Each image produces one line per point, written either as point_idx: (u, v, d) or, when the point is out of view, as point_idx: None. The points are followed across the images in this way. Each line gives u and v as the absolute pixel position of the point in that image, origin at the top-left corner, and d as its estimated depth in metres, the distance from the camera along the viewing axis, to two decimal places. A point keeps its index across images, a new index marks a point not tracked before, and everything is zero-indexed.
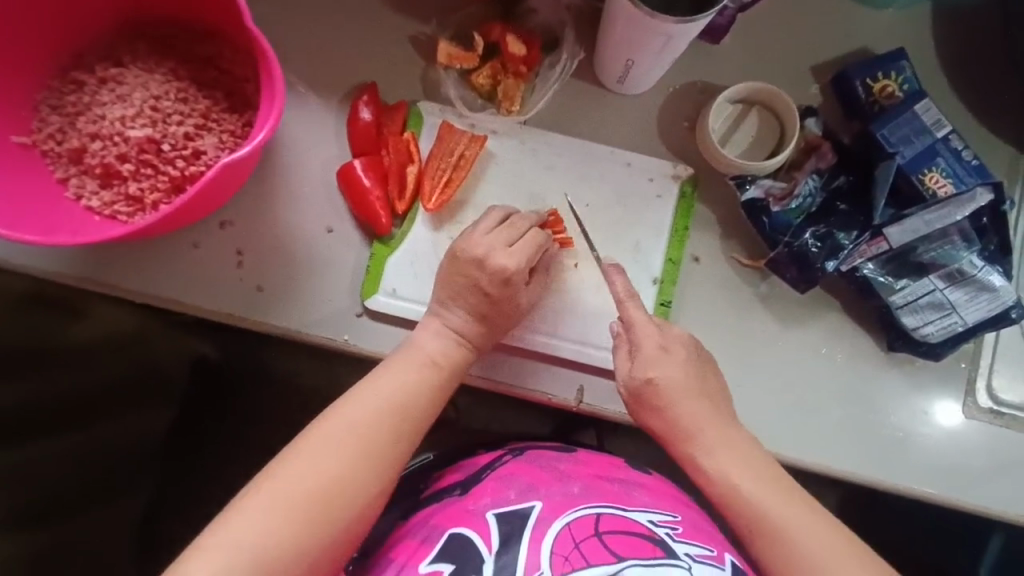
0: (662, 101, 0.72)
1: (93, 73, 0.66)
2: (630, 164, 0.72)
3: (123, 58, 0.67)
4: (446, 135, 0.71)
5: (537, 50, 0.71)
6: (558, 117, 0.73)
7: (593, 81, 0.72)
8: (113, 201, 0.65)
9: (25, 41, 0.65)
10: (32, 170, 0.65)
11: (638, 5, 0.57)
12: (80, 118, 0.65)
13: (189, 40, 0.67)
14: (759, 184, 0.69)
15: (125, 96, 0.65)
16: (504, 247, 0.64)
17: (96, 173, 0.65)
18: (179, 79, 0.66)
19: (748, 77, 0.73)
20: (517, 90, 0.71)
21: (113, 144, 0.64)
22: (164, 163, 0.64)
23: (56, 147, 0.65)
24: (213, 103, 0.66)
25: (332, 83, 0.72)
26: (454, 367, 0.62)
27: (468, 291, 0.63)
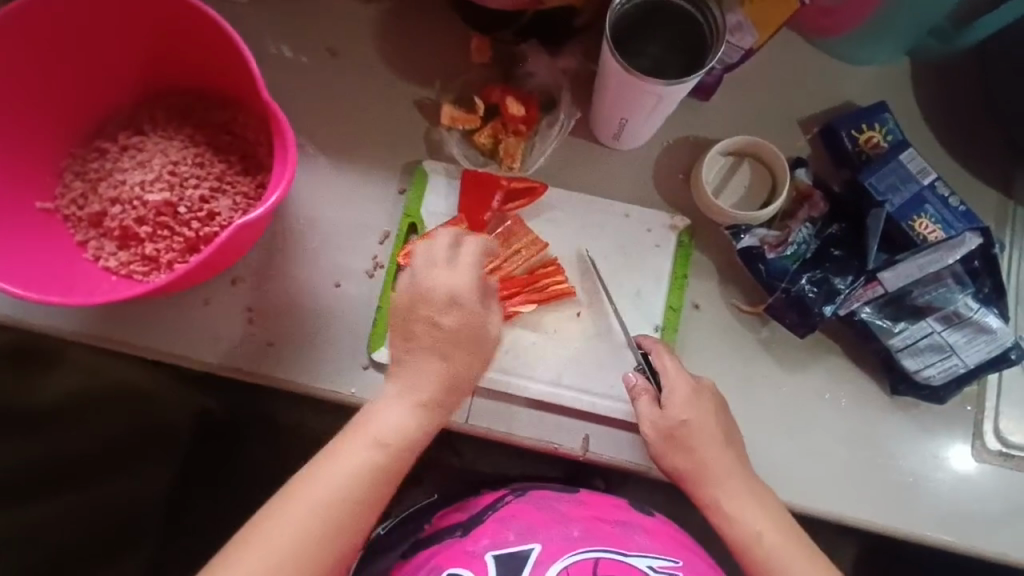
0: (656, 155, 0.75)
1: (116, 140, 0.70)
2: (629, 215, 0.74)
3: (144, 127, 0.71)
4: (521, 184, 0.73)
5: (536, 110, 0.74)
6: (558, 170, 0.75)
7: (590, 137, 0.75)
8: (129, 261, 0.67)
9: (52, 114, 0.68)
10: (50, 234, 0.67)
11: (628, 69, 0.59)
12: (102, 183, 0.68)
13: (205, 108, 0.71)
14: (755, 232, 0.70)
15: (147, 161, 0.69)
16: (448, 270, 0.60)
17: (115, 236, 0.67)
18: (198, 146, 0.70)
19: (739, 130, 0.76)
20: (518, 147, 0.74)
21: (136, 206, 0.67)
22: (181, 224, 0.67)
23: (77, 212, 0.68)
24: (230, 167, 0.70)
25: (341, 145, 0.76)
26: (407, 445, 0.58)
27: (423, 332, 0.59)
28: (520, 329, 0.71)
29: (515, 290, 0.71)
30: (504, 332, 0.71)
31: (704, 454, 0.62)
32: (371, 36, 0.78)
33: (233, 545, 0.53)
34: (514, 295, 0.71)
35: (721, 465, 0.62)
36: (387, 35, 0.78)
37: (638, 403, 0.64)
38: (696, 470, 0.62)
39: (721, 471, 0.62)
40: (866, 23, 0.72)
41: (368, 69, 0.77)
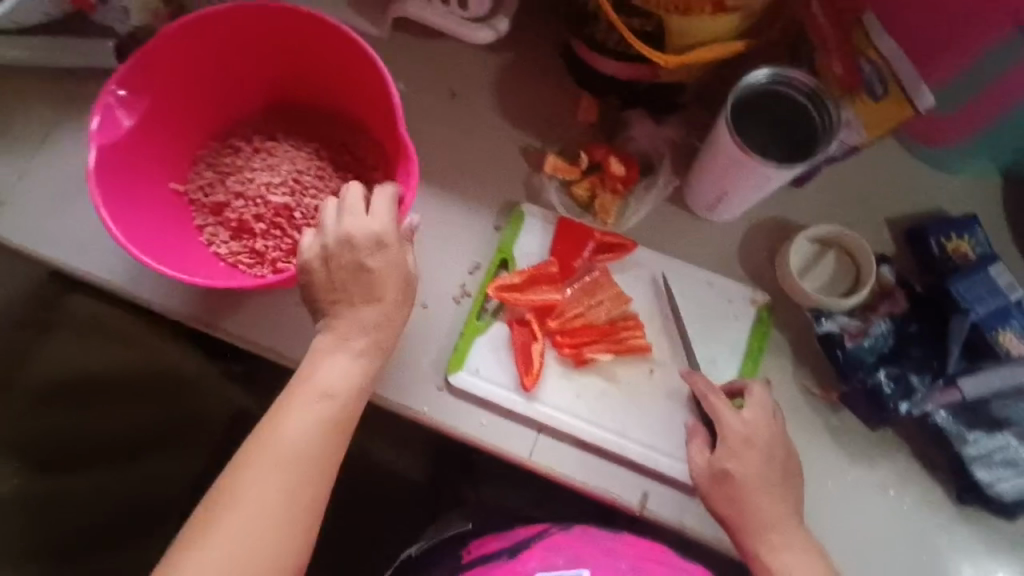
0: (744, 230, 0.78)
1: (252, 141, 0.77)
2: (712, 283, 0.76)
3: (277, 133, 0.77)
4: (613, 239, 0.76)
5: (635, 172, 0.78)
6: (648, 231, 0.78)
7: (682, 205, 0.79)
8: (238, 251, 0.72)
9: (202, 108, 0.75)
10: (174, 213, 0.73)
11: (743, 148, 0.63)
12: (231, 177, 0.74)
13: (336, 129, 0.78)
14: (836, 319, 0.73)
15: (276, 166, 0.75)
16: (372, 211, 0.62)
17: (231, 226, 0.73)
18: (322, 161, 0.76)
19: (827, 221, 0.78)
20: (613, 204, 0.78)
21: (259, 203, 0.73)
22: (295, 228, 0.72)
23: (202, 198, 0.74)
24: (347, 186, 0.75)
25: (448, 177, 0.81)
26: (351, 391, 0.60)
27: (349, 276, 0.61)
28: (594, 376, 0.73)
29: (594, 338, 0.73)
30: (577, 376, 0.73)
31: (746, 498, 0.65)
32: (488, 86, 0.84)
33: (202, 517, 0.55)
34: (591, 342, 0.73)
35: (767, 510, 0.65)
36: (502, 87, 0.84)
37: (692, 445, 0.69)
38: (739, 515, 0.65)
39: (762, 514, 0.65)
40: (963, 142, 0.74)
41: (482, 113, 0.83)
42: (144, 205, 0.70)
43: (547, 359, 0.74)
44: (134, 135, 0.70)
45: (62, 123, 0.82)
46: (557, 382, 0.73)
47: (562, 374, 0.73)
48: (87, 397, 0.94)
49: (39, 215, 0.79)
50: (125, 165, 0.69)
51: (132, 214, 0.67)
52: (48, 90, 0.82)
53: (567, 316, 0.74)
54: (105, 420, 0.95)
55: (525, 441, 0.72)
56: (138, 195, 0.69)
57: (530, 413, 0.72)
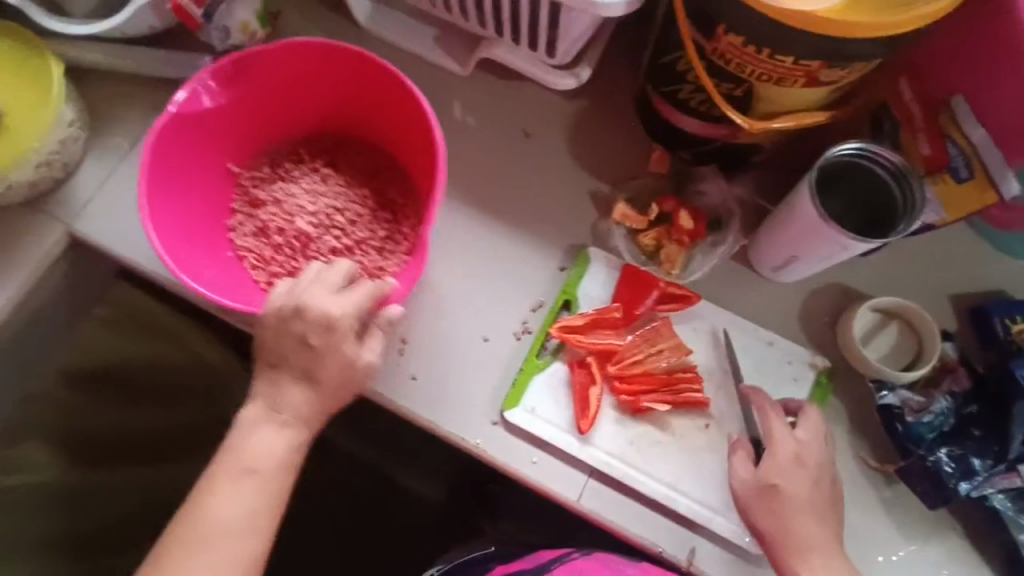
0: (807, 293, 0.79)
1: (311, 163, 0.82)
2: (771, 342, 0.77)
3: (339, 166, 0.82)
4: (677, 290, 0.77)
5: (703, 227, 0.79)
6: (712, 286, 0.79)
7: (747, 264, 0.80)
8: (251, 248, 0.78)
9: (293, 112, 0.81)
10: (214, 198, 0.79)
11: (824, 217, 0.64)
12: (278, 184, 0.81)
13: (390, 180, 0.82)
14: (898, 392, 0.73)
15: (321, 195, 0.81)
16: (327, 295, 0.66)
17: (257, 225, 0.79)
18: (365, 207, 0.80)
19: (888, 292, 0.79)
20: (679, 256, 0.79)
21: (294, 224, 0.79)
22: (305, 257, 0.78)
23: (248, 190, 0.80)
24: (385, 236, 0.79)
25: (518, 215, 0.82)
26: (281, 465, 0.65)
27: (295, 352, 0.65)
28: (649, 425, 0.74)
29: (652, 386, 0.73)
30: (633, 424, 0.74)
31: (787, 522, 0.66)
32: (561, 132, 0.86)
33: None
34: (648, 391, 0.73)
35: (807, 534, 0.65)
36: (575, 134, 0.86)
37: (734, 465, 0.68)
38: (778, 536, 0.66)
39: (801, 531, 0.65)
40: None
41: (555, 156, 0.85)
42: (186, 184, 0.75)
43: (604, 404, 0.74)
44: (212, 117, 0.75)
45: None
46: (611, 427, 0.73)
47: (617, 420, 0.74)
48: (129, 394, 1.01)
49: (124, 213, 0.82)
50: (188, 143, 0.74)
51: (172, 193, 0.73)
52: (145, 98, 0.86)
53: (627, 362, 0.74)
54: (141, 416, 1.02)
55: (574, 482, 0.72)
56: (185, 175, 0.75)
57: (581, 456, 0.72)
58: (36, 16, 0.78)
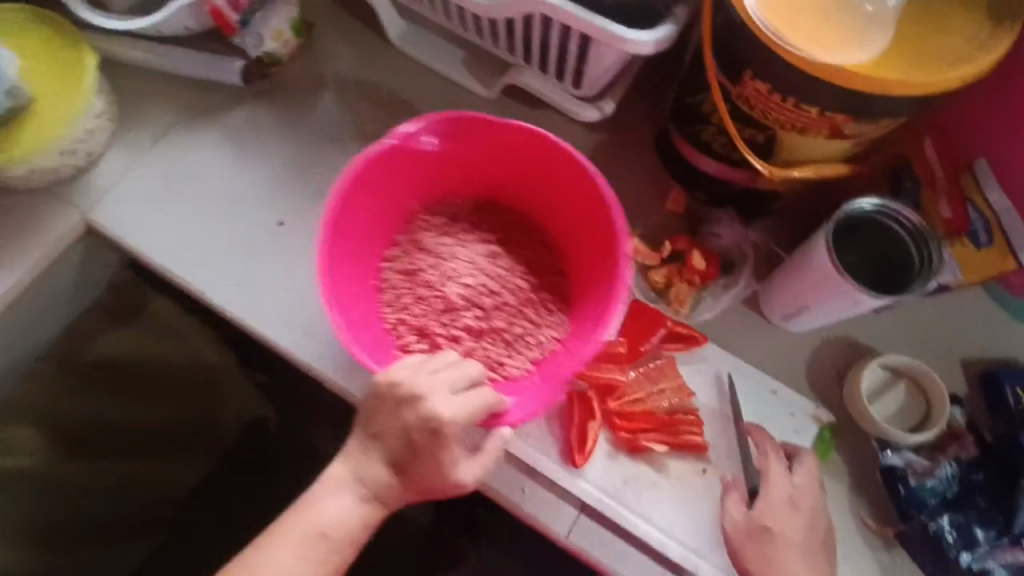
0: (815, 345, 0.78)
1: (484, 234, 0.82)
2: (776, 392, 0.75)
3: (564, 273, 0.81)
4: (684, 330, 0.76)
5: (715, 268, 0.79)
6: (719, 330, 0.79)
7: (756, 310, 0.79)
8: (392, 282, 0.79)
9: (523, 191, 0.82)
10: (377, 233, 0.79)
11: (838, 269, 0.64)
12: (464, 247, 0.81)
13: (557, 273, 0.81)
14: (902, 453, 0.72)
15: (484, 270, 0.80)
16: (448, 393, 0.65)
17: (410, 263, 0.80)
18: (531, 297, 0.79)
19: (902, 350, 0.78)
20: (688, 295, 0.78)
21: (444, 290, 0.79)
22: (442, 322, 0.77)
23: (420, 233, 0.81)
24: (526, 332, 0.77)
25: (528, 239, 0.82)
26: (348, 540, 0.64)
27: (397, 436, 0.65)
28: (645, 465, 0.72)
29: (652, 425, 0.72)
30: (628, 462, 0.72)
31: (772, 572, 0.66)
32: None
33: None
34: (647, 431, 0.72)
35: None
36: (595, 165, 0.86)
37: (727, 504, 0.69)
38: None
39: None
40: None
41: None
42: (363, 223, 0.76)
43: (600, 440, 0.73)
44: (422, 159, 0.77)
45: (180, 126, 0.87)
46: (605, 464, 0.72)
47: (612, 457, 0.72)
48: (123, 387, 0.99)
49: (144, 208, 0.83)
50: (381, 184, 0.76)
51: (352, 223, 0.74)
52: (174, 94, 0.88)
53: (627, 399, 0.73)
54: (135, 412, 1.00)
55: (564, 518, 0.70)
56: (365, 216, 0.76)
57: (573, 490, 0.70)
58: (75, 8, 0.80)
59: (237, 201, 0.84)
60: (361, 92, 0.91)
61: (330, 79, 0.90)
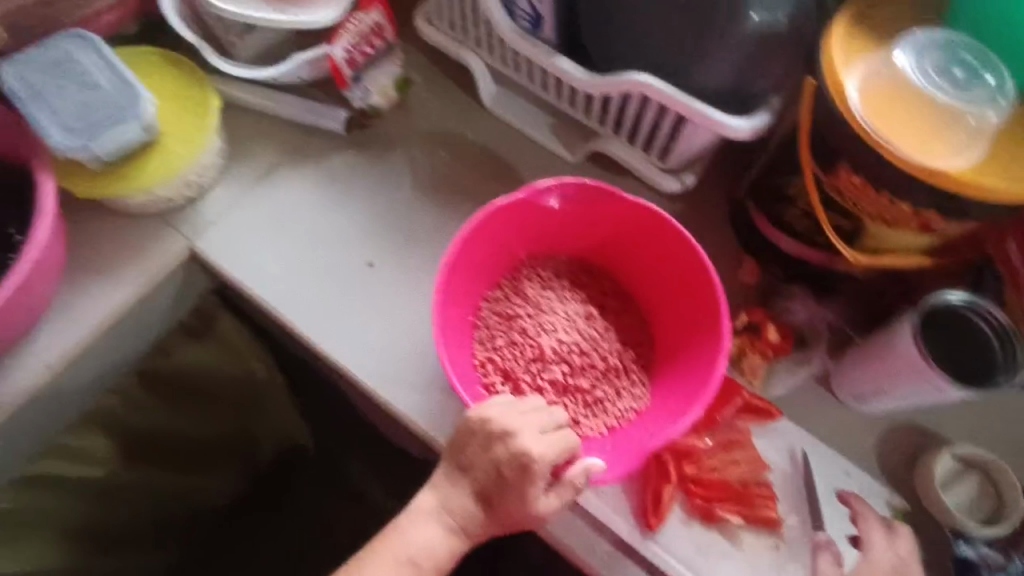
0: (886, 429, 0.80)
1: (581, 292, 0.87)
2: (850, 474, 0.77)
3: (643, 345, 0.85)
4: (760, 402, 0.78)
5: (789, 344, 0.81)
6: (791, 405, 0.81)
7: (828, 389, 0.81)
8: (490, 323, 0.84)
9: (622, 255, 0.86)
10: (486, 274, 0.85)
11: (926, 359, 0.67)
12: (562, 300, 0.86)
13: (639, 341, 0.85)
14: (976, 547, 0.72)
15: (578, 328, 0.84)
16: (537, 432, 0.69)
17: (511, 309, 0.85)
18: (617, 363, 0.83)
19: (971, 441, 0.79)
20: (759, 367, 0.81)
21: (539, 341, 0.83)
22: (529, 370, 0.81)
23: (524, 282, 0.86)
24: (605, 398, 0.81)
25: (610, 300, 0.87)
26: (434, 563, 0.68)
27: (489, 469, 0.68)
28: (719, 536, 0.73)
29: (725, 496, 0.73)
30: (700, 530, 0.73)
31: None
32: None
33: None
34: (721, 500, 0.74)
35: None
36: None
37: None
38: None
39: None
40: None
41: None
42: (478, 266, 0.81)
43: (673, 505, 0.74)
44: (541, 213, 0.82)
45: (283, 166, 0.92)
46: (678, 530, 0.73)
47: (685, 523, 0.73)
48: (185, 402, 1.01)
49: (245, 239, 0.88)
50: (504, 230, 0.81)
51: (469, 263, 0.79)
52: (280, 136, 0.94)
53: (703, 466, 0.74)
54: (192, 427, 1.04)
55: None
56: (480, 259, 0.81)
57: (645, 553, 0.72)
58: (207, 55, 0.87)
59: (332, 241, 0.89)
60: (450, 145, 0.96)
61: (423, 132, 0.96)
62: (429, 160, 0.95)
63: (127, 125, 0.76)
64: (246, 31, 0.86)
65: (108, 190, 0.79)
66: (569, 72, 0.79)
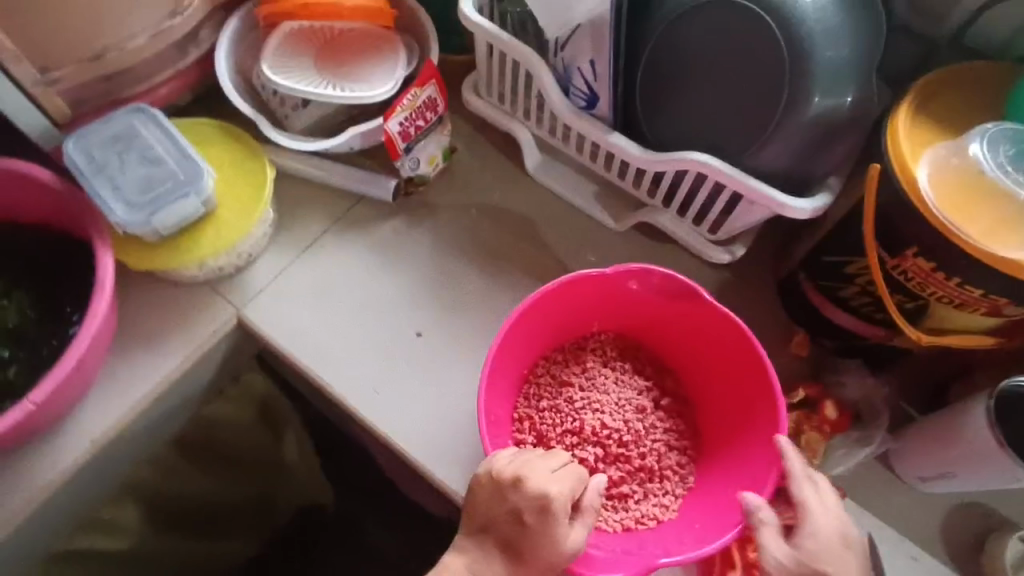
0: (948, 509, 0.79)
1: (635, 375, 0.88)
2: (917, 558, 0.76)
3: (685, 443, 0.85)
4: None
5: (847, 420, 0.80)
6: (849, 484, 0.80)
7: (886, 467, 0.80)
8: (542, 393, 0.86)
9: (674, 344, 0.87)
10: (548, 340, 0.87)
11: (1005, 449, 0.67)
12: (615, 381, 0.88)
13: (680, 433, 0.86)
14: None
15: (624, 417, 0.85)
16: (548, 472, 0.68)
17: (568, 381, 0.87)
18: (655, 460, 0.83)
19: None
20: (819, 444, 0.78)
21: (581, 417, 0.84)
22: (568, 444, 0.83)
23: (583, 356, 0.89)
24: (634, 490, 0.82)
25: (654, 377, 0.89)
26: None
27: (508, 519, 0.67)
28: None
29: None
30: None
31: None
32: None
33: None
34: None
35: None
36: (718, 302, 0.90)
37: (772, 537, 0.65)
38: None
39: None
40: None
41: None
42: (538, 335, 0.84)
43: None
44: (610, 294, 0.84)
45: (333, 232, 0.93)
46: None
47: None
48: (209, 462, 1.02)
49: (291, 307, 0.88)
50: (572, 303, 0.83)
51: (532, 329, 0.81)
52: (328, 203, 0.95)
53: None
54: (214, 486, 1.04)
55: None
56: (541, 330, 0.83)
57: None
58: (262, 126, 0.88)
59: (380, 310, 0.89)
60: (495, 212, 0.97)
61: (471, 199, 0.97)
62: (477, 227, 0.96)
63: (189, 201, 0.77)
64: (299, 105, 0.89)
65: (162, 260, 0.80)
66: (623, 148, 0.80)
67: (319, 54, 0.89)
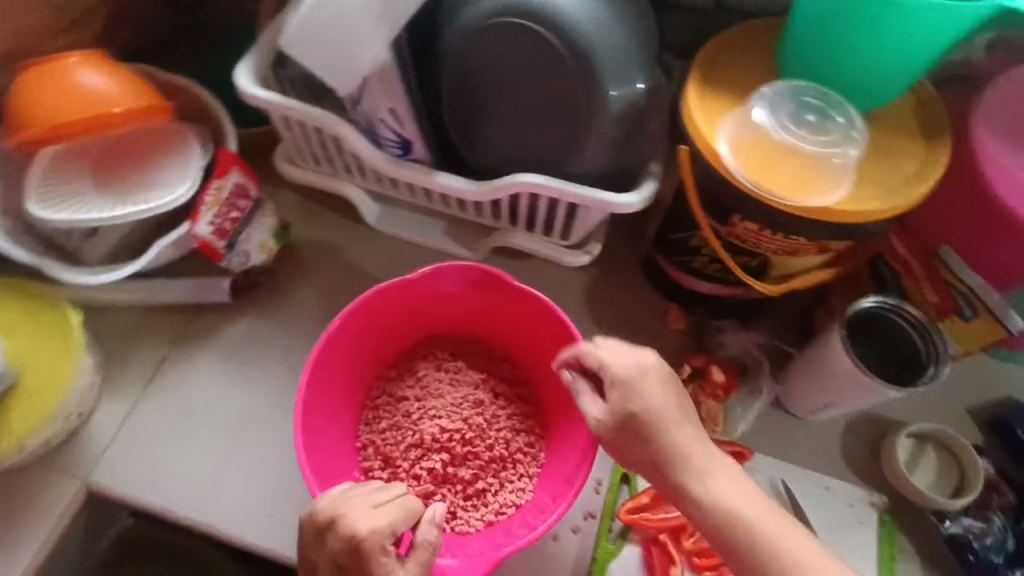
0: (843, 429, 0.84)
1: (468, 369, 0.86)
2: (830, 487, 0.81)
3: (531, 422, 0.83)
4: (730, 447, 0.79)
5: (735, 378, 0.82)
6: (754, 437, 0.83)
7: (782, 409, 0.84)
8: (381, 412, 0.83)
9: (499, 328, 0.85)
10: (372, 361, 0.84)
11: (870, 375, 0.70)
12: (452, 380, 0.85)
13: (524, 413, 0.84)
14: (960, 521, 0.77)
15: (462, 416, 0.82)
16: (369, 508, 0.63)
17: (402, 394, 0.84)
18: (501, 450, 0.81)
19: (918, 416, 0.84)
20: (718, 410, 0.81)
21: (419, 428, 0.82)
22: (413, 458, 0.80)
23: (414, 366, 0.86)
24: (486, 485, 0.79)
25: (494, 366, 0.86)
26: None
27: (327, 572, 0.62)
28: None
29: None
30: None
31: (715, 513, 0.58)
32: (579, 300, 0.90)
33: None
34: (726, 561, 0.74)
35: (795, 549, 0.55)
36: (591, 302, 0.90)
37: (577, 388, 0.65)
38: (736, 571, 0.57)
39: (792, 555, 0.55)
40: None
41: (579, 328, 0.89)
42: (349, 361, 0.80)
43: None
44: (412, 298, 0.81)
45: (175, 354, 0.84)
46: None
47: None
48: None
49: (146, 451, 0.78)
50: (374, 321, 0.80)
51: (341, 359, 0.78)
52: (160, 322, 0.85)
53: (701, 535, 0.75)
54: None
55: None
56: (353, 354, 0.80)
57: None
58: (50, 268, 0.77)
59: (250, 424, 0.81)
60: (347, 275, 0.91)
61: (318, 274, 0.90)
62: (331, 299, 0.89)
63: None
64: (89, 234, 0.80)
65: None
66: (455, 186, 0.77)
67: (98, 173, 0.80)
